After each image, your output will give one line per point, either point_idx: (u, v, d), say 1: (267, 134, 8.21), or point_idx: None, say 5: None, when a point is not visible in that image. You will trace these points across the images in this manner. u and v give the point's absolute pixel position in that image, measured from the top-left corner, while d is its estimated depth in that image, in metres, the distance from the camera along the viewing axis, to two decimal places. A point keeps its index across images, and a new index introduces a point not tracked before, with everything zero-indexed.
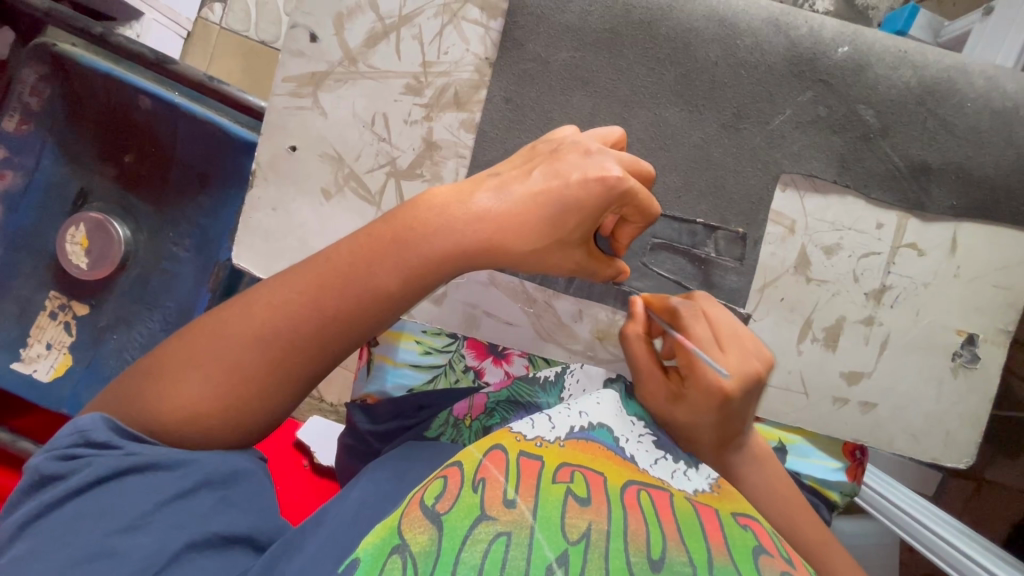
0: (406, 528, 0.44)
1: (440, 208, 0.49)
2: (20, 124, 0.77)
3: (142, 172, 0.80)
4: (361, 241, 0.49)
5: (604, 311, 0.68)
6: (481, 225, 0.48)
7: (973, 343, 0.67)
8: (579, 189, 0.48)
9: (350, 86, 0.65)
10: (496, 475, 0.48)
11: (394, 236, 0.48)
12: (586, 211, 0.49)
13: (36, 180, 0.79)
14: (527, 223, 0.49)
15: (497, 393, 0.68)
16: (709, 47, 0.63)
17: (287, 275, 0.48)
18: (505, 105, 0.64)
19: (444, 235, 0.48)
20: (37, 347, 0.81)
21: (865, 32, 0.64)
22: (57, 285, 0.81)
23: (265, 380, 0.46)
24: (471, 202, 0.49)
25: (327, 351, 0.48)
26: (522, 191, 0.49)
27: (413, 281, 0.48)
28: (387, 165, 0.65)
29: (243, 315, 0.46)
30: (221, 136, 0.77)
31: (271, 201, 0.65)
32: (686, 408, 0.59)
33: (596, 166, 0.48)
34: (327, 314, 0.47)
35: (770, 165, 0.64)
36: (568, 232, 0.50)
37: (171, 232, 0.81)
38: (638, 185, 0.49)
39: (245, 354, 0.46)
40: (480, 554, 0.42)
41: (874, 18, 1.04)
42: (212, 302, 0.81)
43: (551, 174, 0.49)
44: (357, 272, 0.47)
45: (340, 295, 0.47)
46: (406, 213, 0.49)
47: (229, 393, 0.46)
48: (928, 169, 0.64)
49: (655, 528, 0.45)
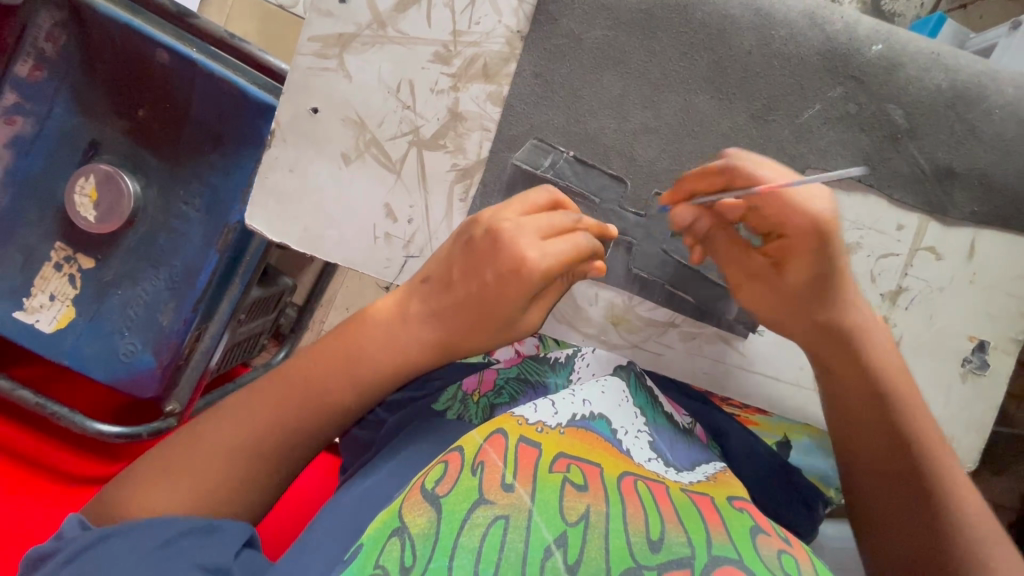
0: (406, 511, 0.45)
1: (387, 325, 0.54)
2: (31, 70, 0.72)
3: (154, 128, 0.75)
4: (316, 355, 0.53)
5: (620, 295, 0.66)
6: (422, 335, 0.53)
7: (984, 350, 0.67)
8: (479, 286, 0.52)
9: (377, 51, 0.63)
10: (495, 459, 0.47)
11: (348, 349, 0.53)
12: (489, 286, 0.52)
13: (48, 129, 0.74)
14: (455, 325, 0.53)
15: (507, 371, 0.66)
16: (744, 35, 0.62)
17: (252, 390, 0.52)
18: (534, 80, 0.63)
19: (387, 347, 0.53)
20: (40, 297, 0.78)
21: (900, 32, 0.63)
22: (63, 236, 0.77)
23: (233, 487, 0.49)
24: (410, 320, 0.53)
25: (291, 455, 0.51)
26: (453, 300, 0.53)
27: (366, 391, 0.53)
28: (409, 134, 0.64)
29: (214, 428, 0.50)
30: (241, 98, 0.72)
31: (288, 162, 0.64)
32: (842, 335, 0.58)
33: (488, 268, 0.52)
34: (291, 430, 0.51)
35: (796, 160, 0.64)
36: (496, 296, 0.52)
37: (182, 191, 0.76)
38: (521, 279, 0.51)
39: (220, 480, 0.48)
40: (478, 537, 0.42)
41: (900, 26, 1.03)
42: (220, 264, 0.77)
43: (469, 276, 0.53)
44: (310, 389, 0.52)
45: (300, 411, 0.51)
46: (351, 331, 0.54)
47: (202, 503, 0.48)
48: (953, 173, 0.64)
49: (654, 513, 0.45)
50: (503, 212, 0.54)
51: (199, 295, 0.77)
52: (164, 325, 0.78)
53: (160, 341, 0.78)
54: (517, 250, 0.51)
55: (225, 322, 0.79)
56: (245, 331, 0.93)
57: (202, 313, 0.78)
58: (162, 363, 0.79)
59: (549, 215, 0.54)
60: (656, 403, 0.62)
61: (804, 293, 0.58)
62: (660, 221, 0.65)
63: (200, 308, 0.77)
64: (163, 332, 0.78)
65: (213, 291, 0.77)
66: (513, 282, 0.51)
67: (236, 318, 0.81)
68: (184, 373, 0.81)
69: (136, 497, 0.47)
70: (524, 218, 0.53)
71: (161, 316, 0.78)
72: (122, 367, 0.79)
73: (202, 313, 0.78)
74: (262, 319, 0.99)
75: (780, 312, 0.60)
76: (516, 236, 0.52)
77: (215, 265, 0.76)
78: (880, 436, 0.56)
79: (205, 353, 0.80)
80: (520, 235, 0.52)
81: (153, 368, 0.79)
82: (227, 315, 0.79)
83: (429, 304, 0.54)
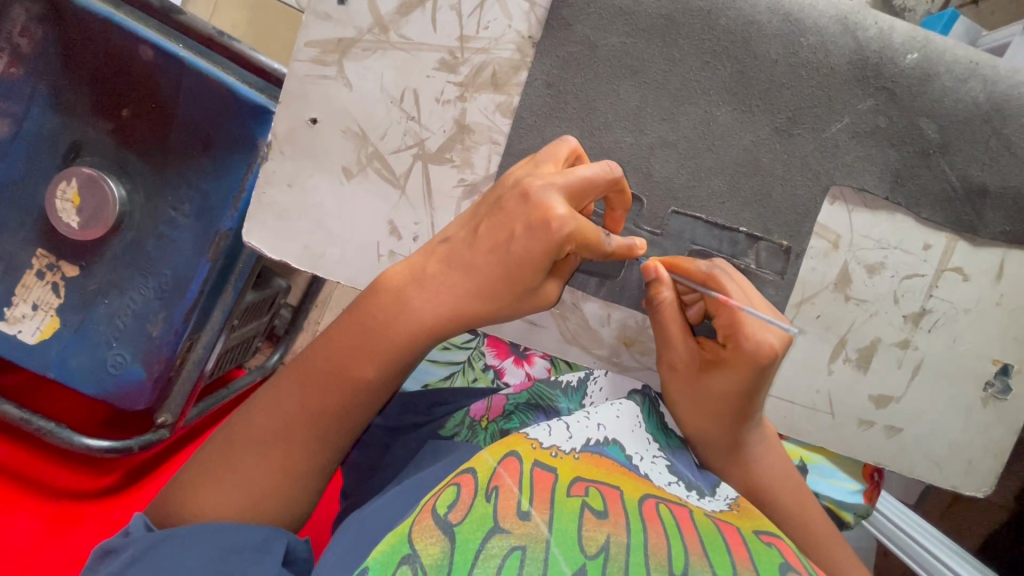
0: (417, 538, 0.42)
1: (398, 291, 0.49)
2: (7, 67, 0.67)
3: (141, 128, 0.68)
4: (333, 338, 0.49)
5: (634, 316, 0.64)
6: (441, 298, 0.48)
7: (1008, 373, 0.65)
8: (517, 238, 0.47)
9: (379, 57, 0.59)
10: (510, 484, 0.45)
11: (365, 323, 0.49)
12: (528, 237, 0.47)
13: (24, 130, 0.68)
14: (481, 290, 0.48)
15: (516, 396, 0.63)
16: (770, 43, 0.59)
17: (278, 377, 0.50)
18: (546, 91, 0.59)
19: (407, 321, 0.48)
20: (22, 307, 0.71)
21: (936, 39, 0.59)
22: (45, 242, 0.70)
23: (277, 480, 0.48)
24: (424, 282, 0.48)
25: (327, 439, 0.49)
26: (480, 255, 0.48)
27: (387, 367, 0.49)
28: (414, 147, 0.61)
29: (242, 423, 0.49)
30: (229, 98, 0.67)
31: (287, 176, 0.61)
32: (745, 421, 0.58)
33: (537, 205, 0.46)
34: (313, 412, 0.48)
35: (821, 176, 0.61)
36: (529, 248, 0.47)
37: (170, 195, 0.69)
38: (560, 217, 0.46)
39: (266, 478, 0.47)
40: (494, 569, 0.39)
41: (910, 20, 0.97)
42: (211, 274, 0.70)
43: (495, 229, 0.48)
44: (337, 366, 0.49)
45: (321, 392, 0.48)
46: (365, 303, 0.49)
47: (250, 505, 0.47)
48: (986, 191, 0.61)
49: (676, 542, 0.42)
50: (541, 169, 0.49)
51: (190, 305, 0.71)
52: (154, 335, 0.71)
53: (149, 353, 0.71)
54: (551, 200, 0.46)
55: (218, 332, 0.73)
56: (239, 336, 0.87)
57: (192, 326, 0.71)
58: (153, 376, 0.72)
59: (588, 174, 0.48)
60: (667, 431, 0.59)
61: (730, 384, 0.57)
62: (676, 241, 0.62)
63: (192, 318, 0.71)
64: (153, 344, 0.71)
65: (206, 300, 0.71)
66: (551, 225, 0.46)
67: (231, 324, 0.75)
68: (175, 385, 0.74)
69: (185, 506, 0.46)
70: (559, 175, 0.47)
71: (151, 327, 0.71)
72: (110, 380, 0.72)
73: (194, 323, 0.71)
74: (257, 322, 0.92)
75: (709, 393, 0.58)
76: (550, 187, 0.47)
77: (207, 273, 0.70)
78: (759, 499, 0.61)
79: (197, 365, 0.74)
80: (555, 189, 0.47)
81: (143, 381, 0.72)
82: (221, 323, 0.73)
83: (451, 263, 0.49)
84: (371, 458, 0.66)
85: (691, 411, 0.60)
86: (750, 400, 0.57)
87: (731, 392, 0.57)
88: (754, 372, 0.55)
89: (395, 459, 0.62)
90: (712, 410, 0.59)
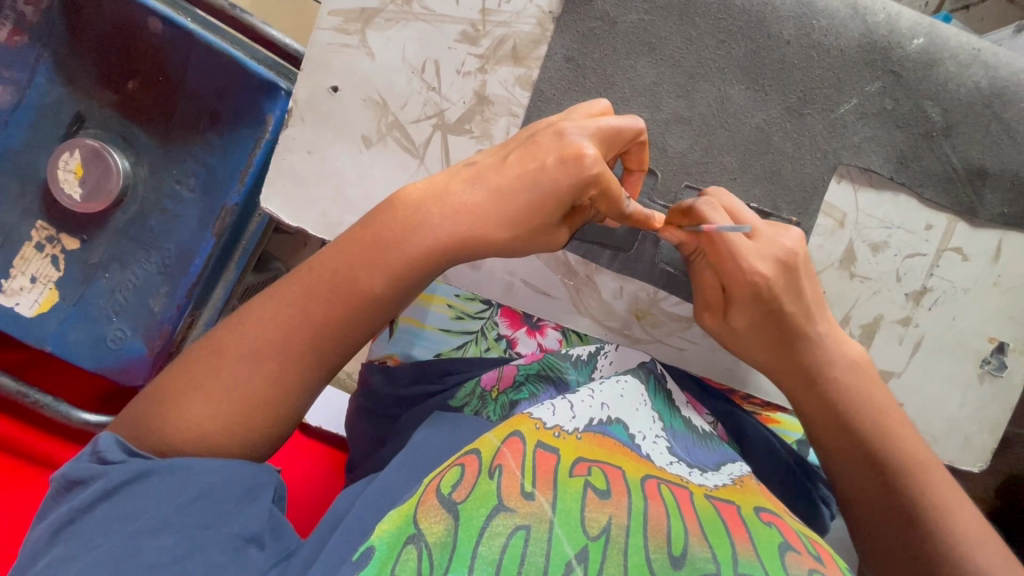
0: (421, 517, 0.41)
1: (417, 202, 0.49)
2: (11, 34, 0.66)
3: (147, 100, 0.68)
4: (343, 246, 0.49)
5: (645, 289, 0.65)
6: (460, 216, 0.49)
7: (1004, 351, 0.67)
8: (553, 172, 0.48)
9: (401, 28, 0.60)
10: (512, 466, 0.43)
11: (378, 234, 0.48)
12: (571, 170, 0.48)
13: (29, 98, 0.67)
14: (504, 215, 0.49)
15: (527, 366, 0.64)
16: (783, 24, 0.60)
17: (274, 288, 0.49)
18: (565, 65, 0.61)
19: (423, 232, 0.48)
20: (19, 280, 0.70)
21: (940, 26, 0.62)
22: (45, 214, 0.69)
23: (267, 396, 0.46)
24: (449, 196, 0.49)
25: (327, 358, 0.48)
26: (499, 179, 0.49)
27: (396, 279, 0.49)
28: (434, 117, 0.61)
29: (233, 331, 0.46)
30: (239, 71, 0.66)
31: (306, 144, 0.61)
32: (794, 351, 0.56)
33: (572, 144, 0.48)
34: (315, 323, 0.47)
35: (829, 156, 0.63)
36: (556, 182, 0.48)
37: (175, 169, 0.69)
38: (594, 157, 0.47)
39: (253, 392, 0.46)
40: (498, 548, 0.39)
41: None
42: (215, 249, 0.70)
43: (525, 160, 0.49)
44: (344, 274, 0.48)
45: (326, 301, 0.47)
46: (384, 212, 0.49)
47: (238, 421, 0.45)
48: (986, 173, 0.64)
49: (677, 522, 0.42)
50: (573, 118, 0.51)
51: (194, 279, 0.70)
52: (155, 310, 0.70)
53: (150, 328, 0.71)
54: (581, 142, 0.48)
55: (220, 308, 0.74)
56: None
57: (195, 301, 0.71)
58: (153, 351, 0.71)
59: (616, 123, 0.50)
60: (673, 408, 0.58)
61: (746, 317, 0.57)
62: None
63: (195, 293, 0.71)
64: (154, 319, 0.70)
65: (208, 277, 0.71)
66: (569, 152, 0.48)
67: (230, 303, 0.76)
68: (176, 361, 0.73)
69: (166, 416, 0.44)
70: (590, 121, 0.49)
71: (152, 301, 0.70)
72: (109, 355, 0.71)
73: (196, 298, 0.71)
74: None
75: (753, 342, 0.58)
76: (582, 131, 0.48)
77: (211, 248, 0.70)
78: (840, 436, 0.55)
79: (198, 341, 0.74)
80: (586, 133, 0.49)
81: (144, 356, 0.71)
82: (223, 300, 0.74)
83: (477, 183, 0.49)
84: (381, 427, 0.67)
85: (748, 351, 0.59)
86: (765, 325, 0.56)
87: (752, 326, 0.57)
88: (752, 300, 0.55)
89: (404, 428, 0.63)
90: (763, 344, 0.57)
